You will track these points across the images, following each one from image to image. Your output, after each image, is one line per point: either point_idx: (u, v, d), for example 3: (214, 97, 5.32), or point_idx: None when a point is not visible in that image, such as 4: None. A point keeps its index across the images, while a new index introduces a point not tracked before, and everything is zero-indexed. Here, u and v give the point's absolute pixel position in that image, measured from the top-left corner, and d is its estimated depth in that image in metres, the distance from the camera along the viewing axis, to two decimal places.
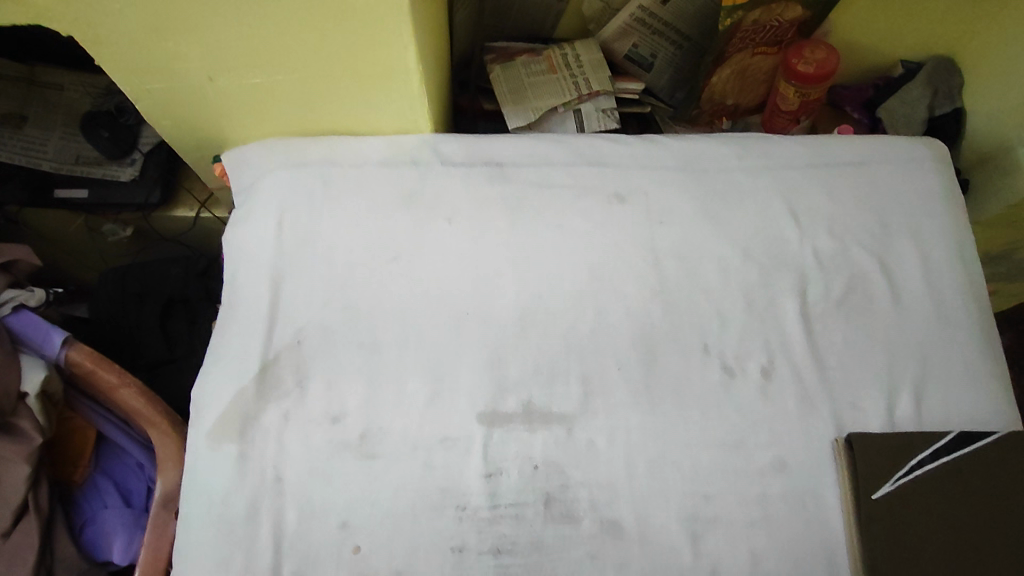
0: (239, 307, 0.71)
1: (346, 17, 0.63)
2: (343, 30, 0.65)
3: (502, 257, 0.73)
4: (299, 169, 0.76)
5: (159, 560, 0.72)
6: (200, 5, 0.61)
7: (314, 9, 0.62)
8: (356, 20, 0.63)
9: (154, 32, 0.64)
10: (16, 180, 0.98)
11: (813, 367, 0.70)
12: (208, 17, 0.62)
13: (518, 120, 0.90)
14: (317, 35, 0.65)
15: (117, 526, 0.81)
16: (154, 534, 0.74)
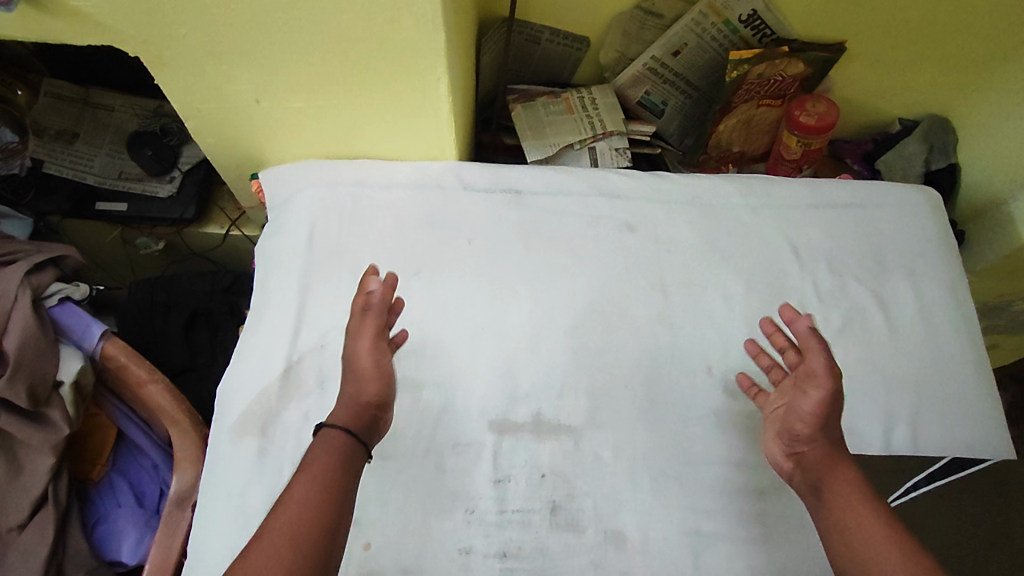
0: (268, 312, 0.75)
1: (387, 51, 0.70)
2: (383, 62, 0.71)
3: (516, 276, 0.78)
4: (331, 187, 0.82)
5: (169, 557, 0.75)
6: (256, 34, 0.68)
7: (359, 42, 0.69)
8: (396, 54, 0.70)
9: (213, 56, 0.71)
10: (61, 192, 1.05)
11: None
12: (259, 43, 0.69)
13: (537, 153, 0.96)
14: (358, 66, 0.72)
15: (129, 524, 0.84)
16: (167, 532, 0.76)
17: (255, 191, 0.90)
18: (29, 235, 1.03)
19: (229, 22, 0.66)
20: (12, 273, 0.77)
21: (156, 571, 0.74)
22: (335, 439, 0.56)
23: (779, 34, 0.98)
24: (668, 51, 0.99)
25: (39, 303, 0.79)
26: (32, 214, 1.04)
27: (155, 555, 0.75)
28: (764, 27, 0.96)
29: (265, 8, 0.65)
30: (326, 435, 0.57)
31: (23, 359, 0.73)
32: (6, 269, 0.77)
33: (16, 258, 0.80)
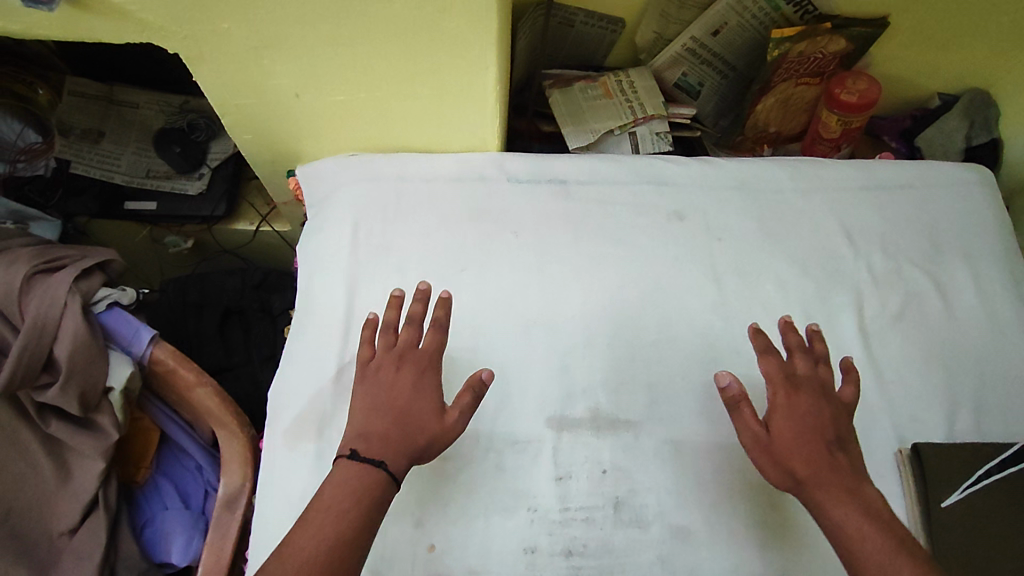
0: (317, 312, 0.75)
1: (436, 39, 0.67)
2: (431, 52, 0.69)
3: (566, 268, 0.76)
4: (372, 182, 0.82)
5: (221, 560, 0.75)
6: (301, 26, 0.66)
7: (408, 32, 0.66)
8: (445, 42, 0.68)
9: (254, 51, 0.69)
10: (90, 193, 1.06)
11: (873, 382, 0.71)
12: (303, 35, 0.67)
13: (578, 141, 0.91)
14: (405, 57, 0.70)
15: (178, 526, 0.84)
16: (217, 535, 0.76)
17: (292, 187, 0.89)
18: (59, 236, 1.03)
19: (274, 16, 0.64)
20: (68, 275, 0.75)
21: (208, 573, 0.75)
22: (355, 469, 0.56)
23: (821, 10, 0.95)
24: (707, 31, 0.96)
25: (88, 309, 0.77)
26: (62, 215, 1.05)
27: (207, 557, 0.76)
28: (807, 3, 0.93)
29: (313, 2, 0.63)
30: (347, 462, 0.56)
31: (75, 366, 0.72)
32: (55, 276, 0.75)
33: (61, 264, 0.76)
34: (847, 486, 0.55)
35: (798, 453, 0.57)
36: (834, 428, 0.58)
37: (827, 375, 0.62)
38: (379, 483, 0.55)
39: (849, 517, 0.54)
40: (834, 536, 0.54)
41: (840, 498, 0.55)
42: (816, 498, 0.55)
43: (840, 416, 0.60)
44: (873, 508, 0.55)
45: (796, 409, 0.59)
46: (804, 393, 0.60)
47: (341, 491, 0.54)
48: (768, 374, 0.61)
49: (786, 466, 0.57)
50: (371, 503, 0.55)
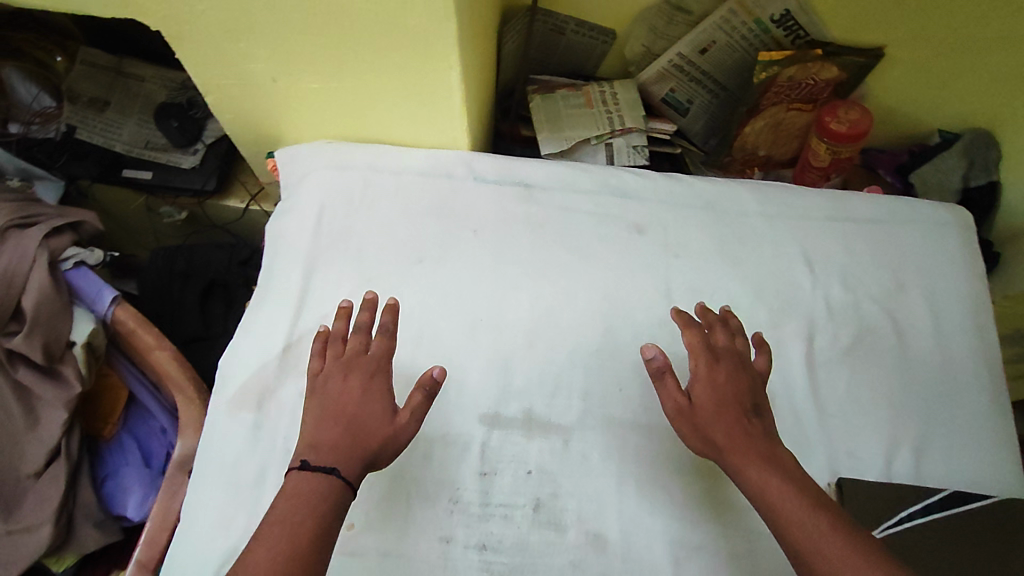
0: (272, 291, 0.77)
1: (400, 35, 0.69)
2: (397, 46, 0.71)
3: (518, 270, 0.77)
4: (343, 171, 0.84)
5: (169, 517, 0.77)
6: (272, 14, 0.68)
7: (373, 26, 0.69)
8: (410, 38, 0.69)
9: (230, 33, 0.72)
10: (93, 158, 1.11)
11: (812, 414, 0.70)
12: (274, 21, 0.69)
13: (551, 147, 0.92)
14: (372, 49, 0.72)
15: (134, 484, 0.88)
16: (167, 493, 0.79)
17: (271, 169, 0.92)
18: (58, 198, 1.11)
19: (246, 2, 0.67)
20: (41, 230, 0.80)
21: (156, 529, 0.76)
22: (307, 479, 0.56)
23: (813, 37, 0.95)
24: (694, 49, 0.96)
25: (55, 265, 0.81)
26: (64, 177, 1.10)
27: (156, 513, 0.77)
28: (797, 28, 0.94)
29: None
30: (298, 475, 0.56)
31: (39, 317, 0.76)
32: (28, 231, 0.80)
33: (36, 221, 0.82)
34: (765, 453, 0.57)
35: (718, 422, 0.58)
36: (751, 396, 0.60)
37: (743, 347, 0.64)
38: (337, 488, 0.56)
39: (767, 477, 0.55)
40: (756, 499, 0.55)
41: (759, 463, 0.56)
42: (736, 462, 0.57)
43: (756, 386, 0.62)
44: (788, 471, 0.56)
45: (717, 380, 0.60)
46: (722, 364, 0.62)
47: (292, 503, 0.55)
48: (691, 346, 0.63)
49: (706, 433, 0.58)
50: (332, 509, 0.55)
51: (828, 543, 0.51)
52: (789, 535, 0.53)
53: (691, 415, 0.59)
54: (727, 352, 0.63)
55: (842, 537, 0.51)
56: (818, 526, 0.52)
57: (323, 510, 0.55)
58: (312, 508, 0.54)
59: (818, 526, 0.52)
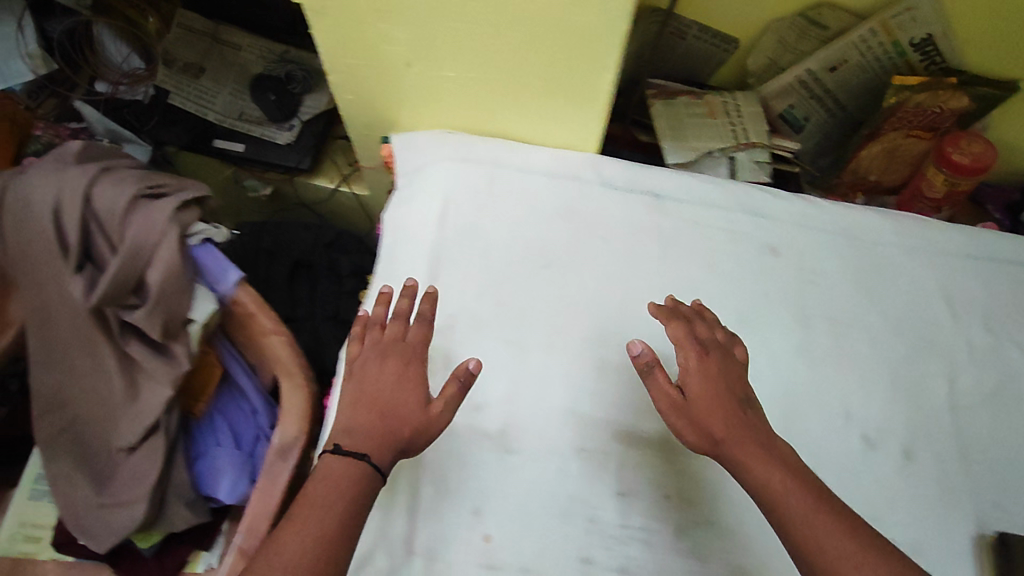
0: (396, 285, 0.76)
1: (561, 33, 0.66)
2: (553, 44, 0.68)
3: (648, 285, 0.76)
4: (468, 164, 0.82)
5: (266, 510, 0.77)
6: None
7: (534, 22, 0.65)
8: (570, 36, 0.66)
9: (377, 14, 0.69)
10: (181, 125, 1.08)
11: (909, 448, 0.69)
12: (430, 6, 0.66)
13: (676, 156, 0.87)
14: (525, 44, 0.69)
15: (227, 466, 0.87)
16: (265, 484, 0.79)
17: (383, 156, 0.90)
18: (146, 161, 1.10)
19: None
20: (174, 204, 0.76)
21: (253, 521, 0.77)
22: (342, 465, 0.55)
23: (949, 64, 0.91)
24: (824, 66, 0.93)
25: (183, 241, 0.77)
26: (154, 142, 1.10)
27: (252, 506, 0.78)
28: (934, 53, 0.90)
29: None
30: (333, 463, 0.55)
31: (164, 294, 0.74)
32: (157, 203, 0.76)
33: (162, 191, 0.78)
34: (766, 444, 0.54)
35: (732, 418, 0.55)
36: (740, 388, 0.58)
37: (724, 339, 0.61)
38: (363, 477, 0.55)
39: (772, 472, 0.53)
40: (756, 492, 0.53)
41: (761, 455, 0.54)
42: (741, 456, 0.54)
43: (740, 380, 0.59)
44: (789, 462, 0.54)
45: (716, 373, 0.57)
46: (713, 353, 0.59)
47: (324, 488, 0.53)
48: (676, 339, 0.60)
49: (704, 428, 0.55)
50: (357, 497, 0.54)
51: (835, 536, 0.50)
52: (791, 532, 0.51)
53: (699, 412, 0.56)
54: (715, 342, 0.61)
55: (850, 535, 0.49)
56: (822, 521, 0.50)
57: (353, 497, 0.54)
58: (343, 496, 0.53)
59: (831, 526, 0.50)
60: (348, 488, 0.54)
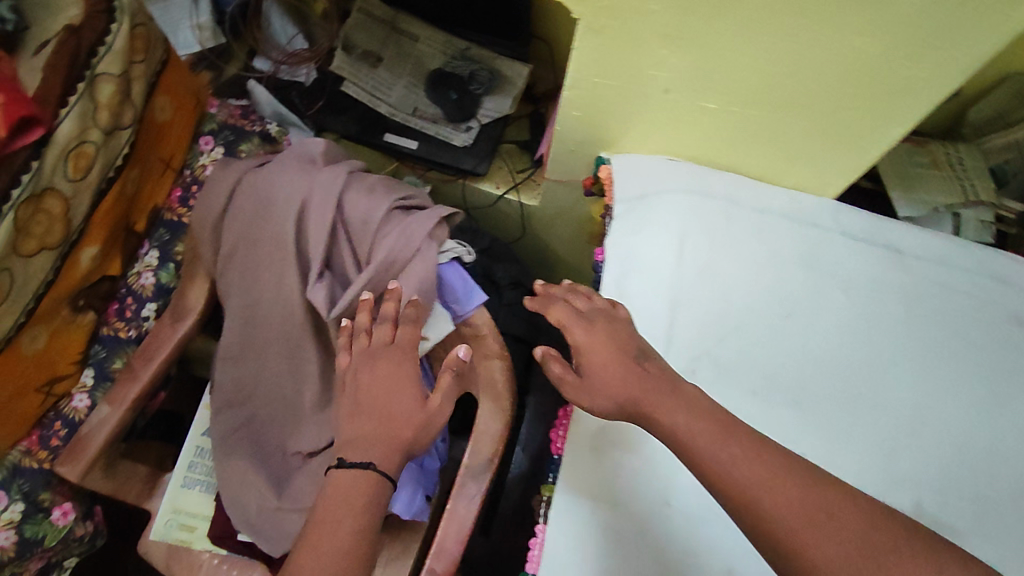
0: (633, 324, 0.75)
1: (870, 76, 0.63)
2: (853, 86, 0.65)
3: (890, 345, 0.74)
4: (703, 198, 0.79)
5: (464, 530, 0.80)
6: (739, 28, 0.62)
7: (847, 61, 0.62)
8: (879, 80, 0.64)
9: (664, 38, 0.65)
10: (351, 114, 1.04)
11: None
12: (732, 35, 0.63)
13: (906, 208, 0.85)
14: (819, 83, 0.66)
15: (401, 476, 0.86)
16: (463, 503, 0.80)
17: (591, 181, 0.88)
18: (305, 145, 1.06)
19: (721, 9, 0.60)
20: (429, 217, 0.76)
21: (451, 540, 0.79)
22: (343, 477, 0.62)
23: None
24: None
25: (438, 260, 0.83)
26: (314, 127, 1.05)
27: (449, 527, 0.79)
28: None
29: (774, 10, 0.59)
30: (338, 475, 0.62)
31: None
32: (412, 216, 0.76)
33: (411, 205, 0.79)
34: (651, 388, 0.60)
35: (605, 373, 0.62)
36: (635, 342, 0.64)
37: (603, 303, 0.69)
38: (373, 485, 0.62)
39: (695, 423, 0.56)
40: (677, 442, 0.57)
41: (675, 409, 0.58)
42: (647, 406, 0.59)
43: (631, 336, 0.65)
44: (695, 403, 0.58)
45: (597, 335, 0.65)
46: (597, 321, 0.66)
47: (342, 506, 0.61)
48: (563, 320, 0.68)
49: (614, 398, 0.61)
50: (368, 502, 0.61)
51: (770, 491, 0.52)
52: (716, 477, 0.54)
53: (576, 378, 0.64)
54: (596, 309, 0.68)
55: (796, 492, 0.52)
56: (778, 482, 0.52)
57: (362, 504, 0.61)
58: (358, 504, 0.61)
59: (792, 492, 0.52)
60: (354, 498, 0.61)
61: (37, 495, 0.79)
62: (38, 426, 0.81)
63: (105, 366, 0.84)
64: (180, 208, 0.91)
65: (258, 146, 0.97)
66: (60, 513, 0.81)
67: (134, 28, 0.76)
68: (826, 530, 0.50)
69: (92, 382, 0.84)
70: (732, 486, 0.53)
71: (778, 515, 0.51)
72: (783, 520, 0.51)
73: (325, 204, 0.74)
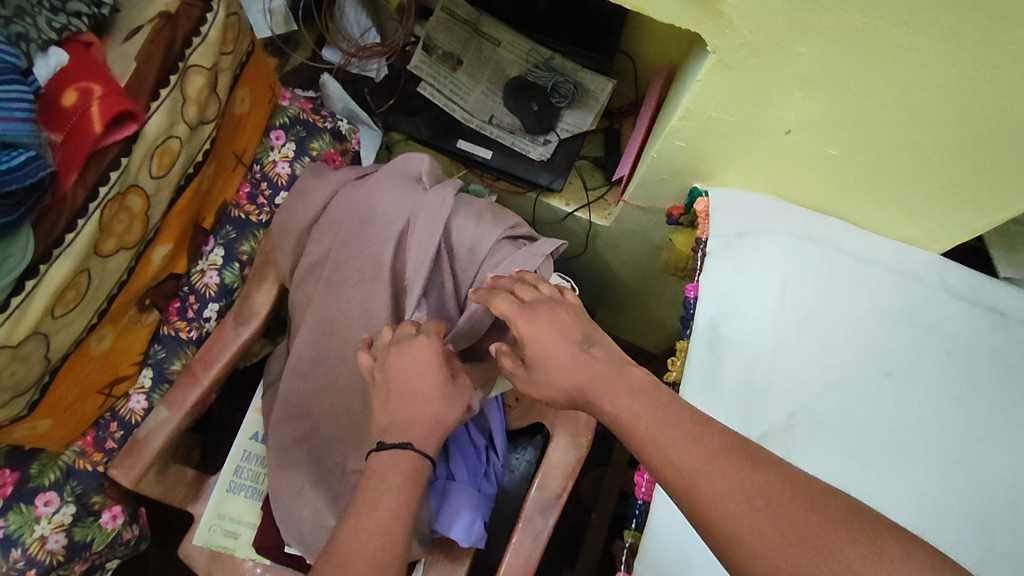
0: (727, 371, 0.73)
1: (1017, 134, 0.61)
2: (990, 142, 0.63)
3: (993, 412, 0.70)
4: (807, 244, 0.76)
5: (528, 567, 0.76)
6: (885, 80, 0.60)
7: (991, 122, 0.61)
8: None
9: (800, 81, 0.63)
10: (425, 117, 1.00)
11: None
12: (878, 83, 0.60)
13: (1011, 269, 0.83)
14: (958, 137, 0.64)
15: (464, 500, 0.82)
16: (529, 539, 0.76)
17: (677, 212, 0.85)
18: (373, 147, 1.02)
19: (871, 58, 0.58)
20: (536, 253, 0.72)
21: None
22: (388, 457, 0.59)
23: None
24: None
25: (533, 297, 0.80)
26: (383, 125, 1.00)
27: (514, 562, 0.76)
28: None
29: (935, 64, 0.57)
30: (379, 456, 0.59)
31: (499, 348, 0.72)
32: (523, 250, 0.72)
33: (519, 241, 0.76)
34: (626, 384, 0.55)
35: (538, 357, 0.59)
36: (581, 328, 0.60)
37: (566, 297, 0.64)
38: (414, 466, 0.59)
39: (639, 407, 0.53)
40: (621, 427, 0.53)
41: (618, 394, 0.54)
42: (589, 387, 0.56)
43: (579, 321, 0.61)
44: (646, 389, 0.54)
45: (540, 324, 0.60)
46: (540, 309, 0.61)
47: (385, 486, 0.57)
48: (502, 308, 0.62)
49: (563, 389, 0.58)
50: (410, 482, 0.58)
51: (729, 493, 0.47)
52: (652, 454, 0.50)
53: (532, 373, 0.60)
54: (542, 299, 0.63)
55: (733, 475, 0.47)
56: (715, 464, 0.48)
57: (407, 483, 0.58)
58: (403, 484, 0.58)
59: (726, 476, 0.48)
60: (399, 476, 0.58)
61: (89, 498, 0.76)
62: (93, 426, 0.77)
63: (164, 367, 0.81)
64: (250, 207, 0.87)
65: (328, 143, 0.94)
66: (109, 517, 0.78)
67: (228, 17, 0.72)
68: (758, 519, 0.46)
69: (150, 383, 0.80)
70: (680, 472, 0.49)
71: (721, 521, 0.46)
72: (718, 508, 0.47)
73: (426, 221, 0.73)
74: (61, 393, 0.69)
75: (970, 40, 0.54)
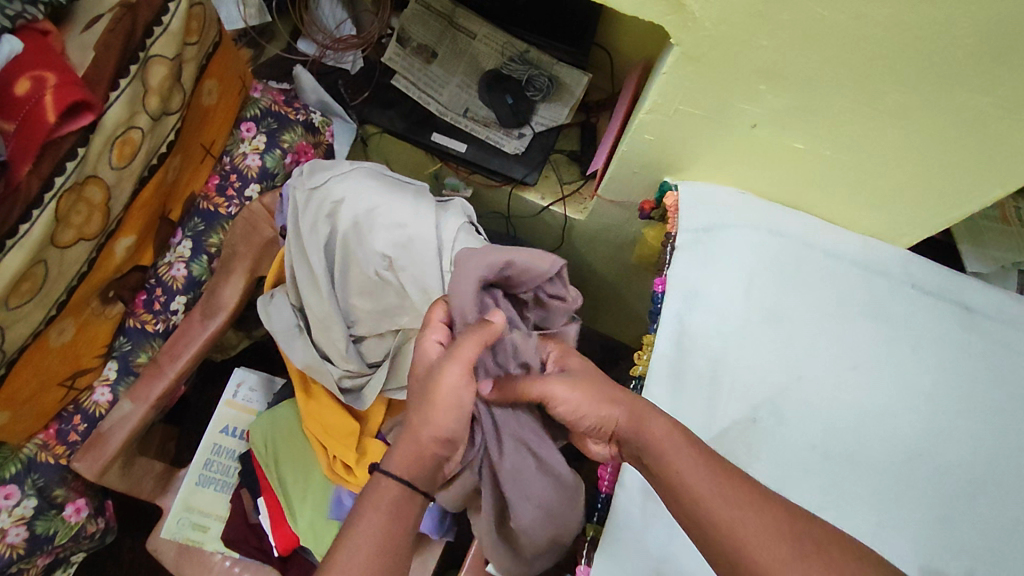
0: (693, 365, 0.73)
1: (976, 127, 0.62)
2: (951, 136, 0.63)
3: (956, 406, 0.70)
4: (773, 238, 0.77)
5: None
6: (845, 73, 0.60)
7: (951, 114, 0.61)
8: (983, 134, 0.62)
9: (763, 74, 0.63)
10: (399, 110, 1.00)
11: None
12: (839, 76, 0.60)
13: (975, 263, 0.84)
14: (919, 131, 0.64)
15: None
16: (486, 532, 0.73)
17: (648, 205, 0.85)
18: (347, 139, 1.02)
19: (830, 51, 0.58)
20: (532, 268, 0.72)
21: None
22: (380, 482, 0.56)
23: None
24: None
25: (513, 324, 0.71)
26: (357, 118, 1.00)
27: None
28: None
29: (895, 58, 0.57)
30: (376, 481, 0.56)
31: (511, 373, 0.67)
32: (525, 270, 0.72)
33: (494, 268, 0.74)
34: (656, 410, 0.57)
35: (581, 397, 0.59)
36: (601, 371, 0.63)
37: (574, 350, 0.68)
38: (404, 497, 0.56)
39: (669, 431, 0.55)
40: (650, 444, 0.54)
41: (649, 413, 0.57)
42: (634, 420, 0.57)
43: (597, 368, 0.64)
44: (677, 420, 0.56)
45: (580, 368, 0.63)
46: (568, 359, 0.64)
47: (377, 511, 0.54)
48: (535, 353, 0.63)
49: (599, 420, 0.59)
50: (401, 515, 0.55)
51: (748, 519, 0.48)
52: (673, 485, 0.52)
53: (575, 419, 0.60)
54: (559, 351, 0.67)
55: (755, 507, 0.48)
56: (729, 494, 0.50)
57: (400, 513, 0.55)
58: (396, 513, 0.55)
59: (764, 519, 0.48)
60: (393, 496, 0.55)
61: (50, 491, 0.75)
62: (57, 418, 0.77)
63: (129, 360, 0.80)
64: (218, 199, 0.87)
65: (300, 136, 0.92)
66: (72, 510, 0.77)
67: (192, 7, 0.72)
68: (800, 566, 0.46)
69: (115, 376, 0.80)
70: (716, 516, 0.49)
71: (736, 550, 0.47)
72: (735, 533, 0.48)
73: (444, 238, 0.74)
74: (20, 383, 0.69)
75: (928, 34, 0.54)
